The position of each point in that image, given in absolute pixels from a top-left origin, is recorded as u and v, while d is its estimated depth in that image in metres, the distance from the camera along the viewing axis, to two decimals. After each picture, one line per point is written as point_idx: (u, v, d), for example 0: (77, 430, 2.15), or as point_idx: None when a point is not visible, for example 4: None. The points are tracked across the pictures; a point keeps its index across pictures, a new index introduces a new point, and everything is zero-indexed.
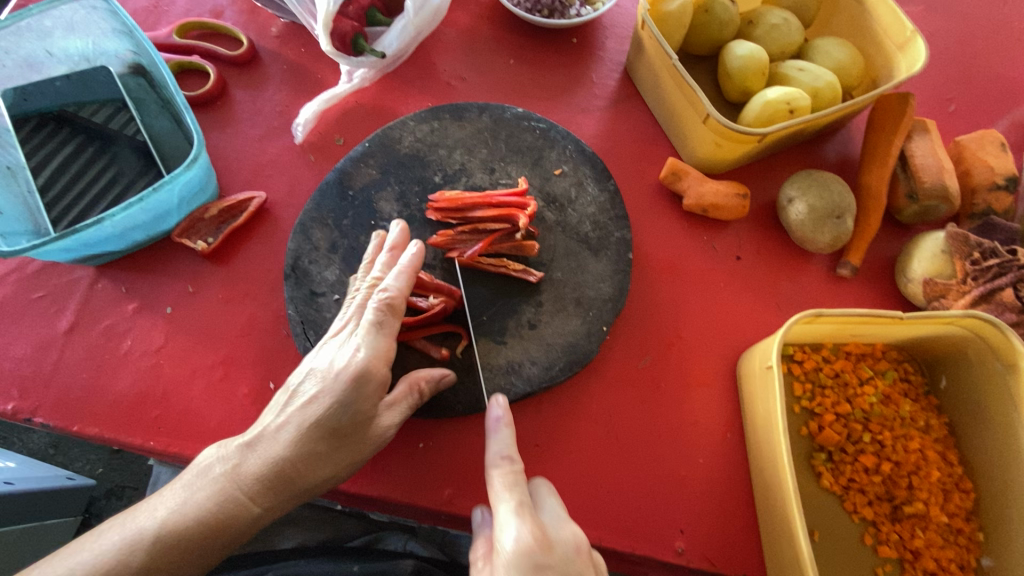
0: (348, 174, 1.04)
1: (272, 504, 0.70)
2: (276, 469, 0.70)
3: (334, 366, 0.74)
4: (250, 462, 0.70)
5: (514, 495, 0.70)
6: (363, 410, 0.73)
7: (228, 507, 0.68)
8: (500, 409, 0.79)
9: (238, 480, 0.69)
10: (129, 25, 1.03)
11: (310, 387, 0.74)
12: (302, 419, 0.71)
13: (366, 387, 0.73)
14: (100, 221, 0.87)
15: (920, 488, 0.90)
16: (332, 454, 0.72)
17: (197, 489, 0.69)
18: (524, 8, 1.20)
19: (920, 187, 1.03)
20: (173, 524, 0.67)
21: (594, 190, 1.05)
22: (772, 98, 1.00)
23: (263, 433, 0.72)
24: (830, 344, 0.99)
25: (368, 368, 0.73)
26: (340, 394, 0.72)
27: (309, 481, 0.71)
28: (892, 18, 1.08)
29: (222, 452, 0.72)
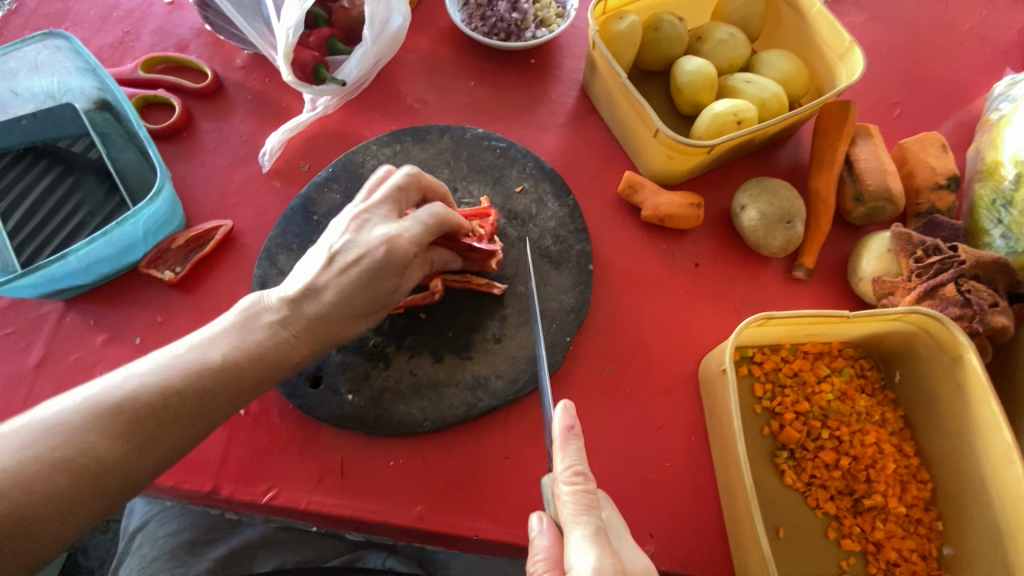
0: (312, 200, 1.06)
1: (313, 350, 0.79)
2: (318, 322, 0.78)
3: (370, 244, 0.80)
4: (300, 310, 0.78)
5: (591, 523, 0.69)
6: (388, 287, 0.81)
7: (269, 348, 0.75)
8: (570, 418, 0.74)
9: (285, 328, 0.77)
10: (92, 63, 1.06)
11: (349, 257, 0.80)
12: (342, 283, 0.79)
13: (396, 263, 0.81)
14: (63, 258, 0.89)
15: (878, 481, 0.93)
16: (362, 316, 0.82)
17: (244, 331, 0.75)
18: (482, 32, 1.24)
19: (866, 189, 1.07)
20: (230, 360, 0.72)
21: (554, 205, 1.09)
22: (720, 111, 1.04)
23: (309, 291, 0.78)
24: (787, 344, 1.02)
25: (399, 255, 0.81)
26: (374, 270, 0.79)
27: (340, 333, 0.80)
28: (831, 30, 1.13)
29: (264, 302, 0.78)
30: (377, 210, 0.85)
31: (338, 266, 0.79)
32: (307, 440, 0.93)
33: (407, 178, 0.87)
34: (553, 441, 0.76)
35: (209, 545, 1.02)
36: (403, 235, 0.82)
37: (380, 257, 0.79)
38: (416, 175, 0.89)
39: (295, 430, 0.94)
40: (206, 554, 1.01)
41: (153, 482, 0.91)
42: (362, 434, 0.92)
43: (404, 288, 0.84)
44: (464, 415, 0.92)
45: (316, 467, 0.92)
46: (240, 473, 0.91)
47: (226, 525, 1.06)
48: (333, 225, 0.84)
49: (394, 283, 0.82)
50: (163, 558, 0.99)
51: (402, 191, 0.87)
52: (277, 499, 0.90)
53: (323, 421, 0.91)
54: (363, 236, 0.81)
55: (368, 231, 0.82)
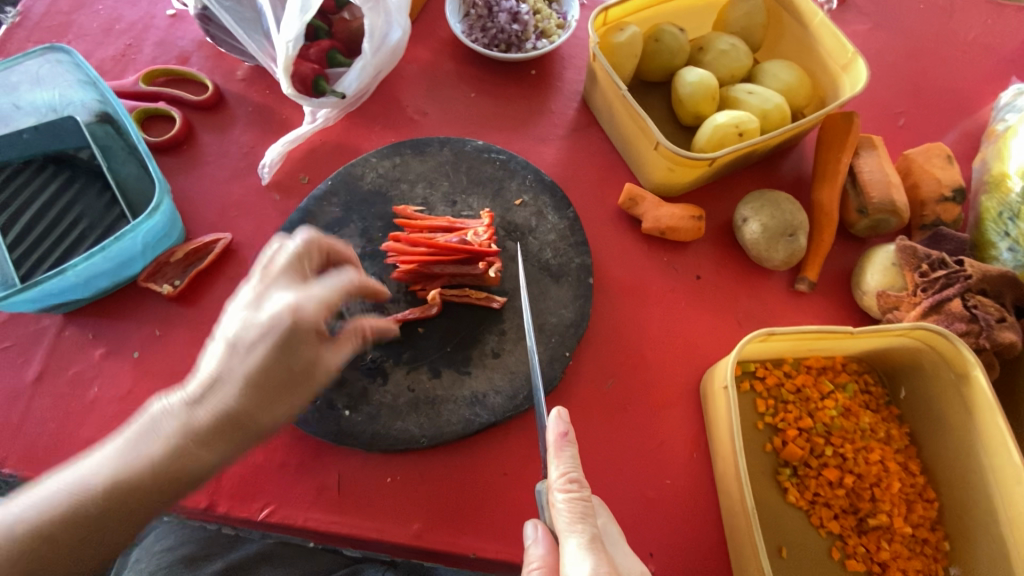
0: (312, 213, 1.06)
1: (223, 450, 0.69)
2: (223, 421, 0.68)
3: (269, 318, 0.68)
4: (198, 414, 0.68)
5: (586, 530, 0.68)
6: (307, 358, 0.70)
7: (165, 462, 0.67)
8: (564, 425, 0.73)
9: (185, 435, 0.68)
10: (93, 76, 1.07)
11: (250, 338, 0.68)
12: (248, 367, 0.68)
13: (306, 333, 0.68)
14: (62, 272, 0.89)
15: (883, 500, 0.91)
16: (283, 396, 0.70)
17: (138, 444, 0.67)
18: (482, 44, 1.24)
19: (870, 202, 1.06)
20: (118, 480, 0.66)
21: (553, 218, 1.08)
22: (721, 123, 1.04)
23: (210, 385, 0.69)
24: (790, 359, 1.00)
25: (309, 329, 0.68)
26: (282, 346, 0.67)
27: (259, 424, 0.70)
28: (834, 41, 1.12)
29: (166, 406, 0.69)
30: (274, 280, 0.72)
31: (240, 351, 0.68)
32: (304, 456, 0.93)
33: (306, 242, 0.75)
34: (546, 447, 0.75)
35: (207, 560, 1.00)
36: (307, 300, 0.68)
37: (286, 329, 0.67)
38: (318, 235, 0.77)
39: (292, 446, 0.93)
40: (205, 568, 0.98)
41: None
42: (360, 449, 0.91)
43: (329, 361, 0.72)
44: (462, 431, 0.91)
45: (313, 483, 0.92)
46: (236, 489, 0.91)
47: (224, 539, 1.05)
48: (230, 305, 0.72)
49: (314, 352, 0.70)
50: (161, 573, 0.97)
51: (303, 256, 0.75)
52: (274, 516, 0.89)
53: (320, 437, 0.90)
54: (258, 313, 0.69)
55: (268, 305, 0.69)
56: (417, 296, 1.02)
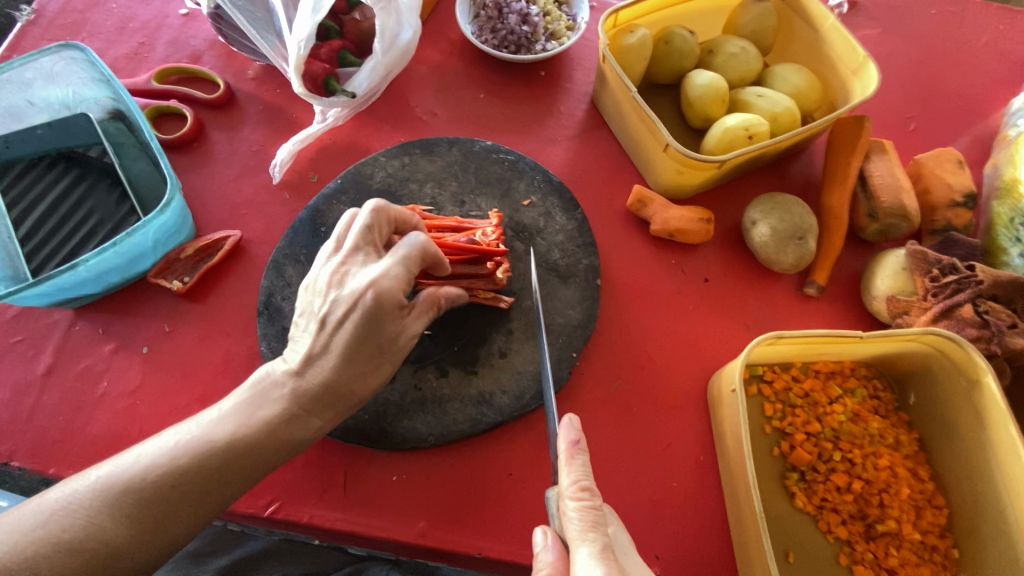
0: (321, 211, 1.06)
1: (325, 419, 0.78)
2: (324, 391, 0.77)
3: (354, 292, 0.75)
4: (304, 382, 0.77)
5: (598, 540, 0.68)
6: (388, 330, 0.76)
7: (276, 424, 0.75)
8: (575, 433, 0.73)
9: (293, 401, 0.76)
10: (106, 74, 1.07)
11: (339, 312, 0.76)
12: (338, 343, 0.76)
13: (389, 306, 0.75)
14: (73, 267, 0.89)
15: (892, 506, 0.90)
16: (373, 365, 0.78)
17: (253, 407, 0.76)
18: (492, 45, 1.25)
19: (880, 206, 1.05)
20: (236, 437, 0.73)
21: (562, 218, 1.08)
22: (731, 125, 1.03)
23: (311, 358, 0.77)
24: (798, 363, 1.00)
25: (391, 300, 0.75)
26: (366, 324, 0.74)
27: (354, 393, 0.78)
28: (845, 44, 1.12)
29: (273, 375, 0.78)
30: (352, 259, 0.79)
31: (331, 328, 0.76)
32: (310, 453, 0.93)
33: (373, 214, 0.81)
34: (557, 455, 0.75)
35: (213, 556, 1.00)
36: (386, 277, 0.75)
37: (370, 306, 0.74)
38: (383, 207, 0.83)
39: None
40: (211, 563, 0.98)
41: None
42: (366, 447, 0.92)
43: (410, 331, 0.79)
44: (468, 430, 0.91)
45: (319, 481, 0.92)
46: None
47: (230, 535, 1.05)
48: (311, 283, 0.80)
49: (396, 324, 0.77)
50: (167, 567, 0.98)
51: (372, 229, 0.81)
52: (280, 512, 0.90)
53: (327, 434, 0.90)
54: (345, 287, 0.77)
55: (351, 281, 0.77)
56: None
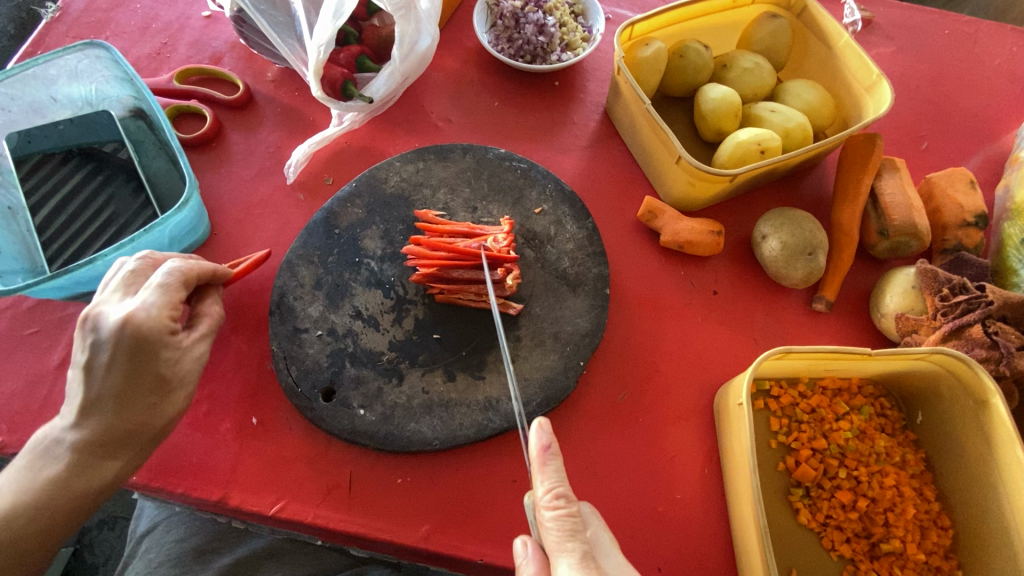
0: (335, 214, 1.07)
1: (126, 458, 0.77)
2: (110, 435, 0.75)
3: (110, 327, 0.72)
4: (83, 431, 0.75)
5: (578, 547, 0.69)
6: (160, 358, 0.75)
7: (80, 474, 0.75)
8: (546, 438, 0.73)
9: (75, 453, 0.75)
10: (130, 74, 1.10)
11: (100, 352, 0.72)
12: (104, 387, 0.74)
13: (155, 335, 0.74)
14: (94, 262, 0.90)
15: (897, 525, 0.90)
16: (156, 400, 0.77)
17: (36, 468, 0.75)
18: (508, 54, 1.26)
19: (891, 224, 1.05)
20: (32, 497, 0.73)
21: (572, 227, 1.09)
22: (743, 140, 1.04)
23: (82, 408, 0.74)
24: (805, 379, 1.00)
25: (154, 330, 0.73)
26: (132, 354, 0.73)
27: (153, 426, 0.77)
28: (859, 63, 1.13)
29: (53, 432, 0.76)
30: (110, 300, 0.76)
31: (92, 372, 0.74)
32: (317, 453, 0.93)
33: (139, 262, 0.81)
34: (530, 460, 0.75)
35: (215, 555, 1.03)
36: (146, 305, 0.74)
37: (130, 337, 0.72)
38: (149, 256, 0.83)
39: (304, 443, 0.94)
40: (213, 563, 1.02)
41: (163, 487, 0.91)
42: (373, 449, 0.92)
43: (190, 356, 0.80)
44: (474, 435, 0.92)
45: (325, 481, 0.92)
46: (249, 484, 0.92)
47: (233, 533, 1.07)
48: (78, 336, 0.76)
49: (168, 353, 0.76)
50: (170, 565, 1.01)
51: (139, 276, 0.80)
52: (284, 511, 0.90)
53: (334, 435, 0.91)
54: (104, 322, 0.73)
55: (105, 318, 0.73)
56: (435, 299, 1.02)
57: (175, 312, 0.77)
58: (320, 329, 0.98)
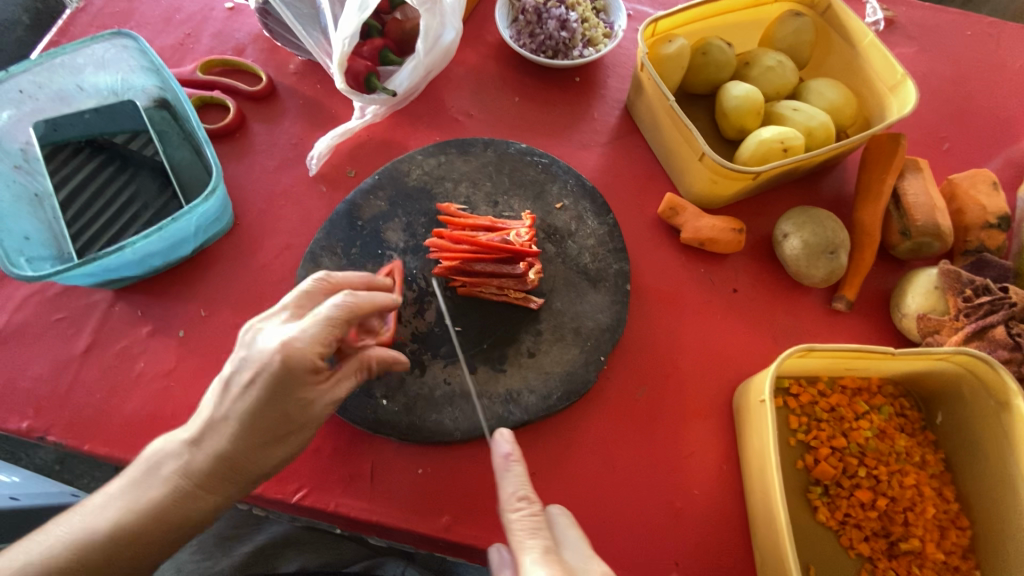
0: (357, 206, 1.08)
1: (226, 493, 0.75)
2: (225, 461, 0.74)
3: (265, 353, 0.72)
4: (198, 456, 0.74)
5: (540, 539, 0.72)
6: (294, 397, 0.73)
7: (186, 499, 0.73)
8: (507, 445, 0.80)
9: (188, 475, 0.73)
10: (157, 63, 1.12)
11: (244, 376, 0.73)
12: (235, 411, 0.73)
13: (299, 370, 0.72)
14: (121, 249, 0.92)
15: (916, 525, 0.90)
16: (272, 442, 0.75)
17: (141, 487, 0.73)
18: (530, 49, 1.26)
19: (913, 224, 1.05)
20: (135, 512, 0.71)
21: (593, 223, 1.09)
22: (766, 138, 1.04)
23: (207, 427, 0.74)
24: (825, 378, 1.00)
25: (300, 365, 0.72)
26: (274, 386, 0.72)
27: (257, 467, 0.76)
28: (884, 62, 1.12)
29: (168, 448, 0.75)
30: (275, 317, 0.78)
31: (233, 394, 0.74)
32: (339, 442, 0.94)
33: (314, 284, 0.82)
34: None
35: (237, 541, 1.05)
36: (299, 337, 0.72)
37: (277, 366, 0.71)
38: (325, 277, 0.83)
39: (325, 433, 0.95)
40: (234, 550, 1.03)
41: None
42: (394, 439, 0.93)
43: (328, 399, 0.77)
44: (495, 427, 0.92)
45: (346, 470, 0.93)
46: None
47: (253, 519, 1.09)
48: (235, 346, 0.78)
49: (307, 392, 0.74)
50: (193, 550, 1.03)
51: (309, 298, 0.81)
52: (307, 499, 0.91)
53: (357, 425, 0.92)
54: (259, 345, 0.74)
55: (261, 340, 0.74)
56: (456, 292, 1.03)
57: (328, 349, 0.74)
58: None
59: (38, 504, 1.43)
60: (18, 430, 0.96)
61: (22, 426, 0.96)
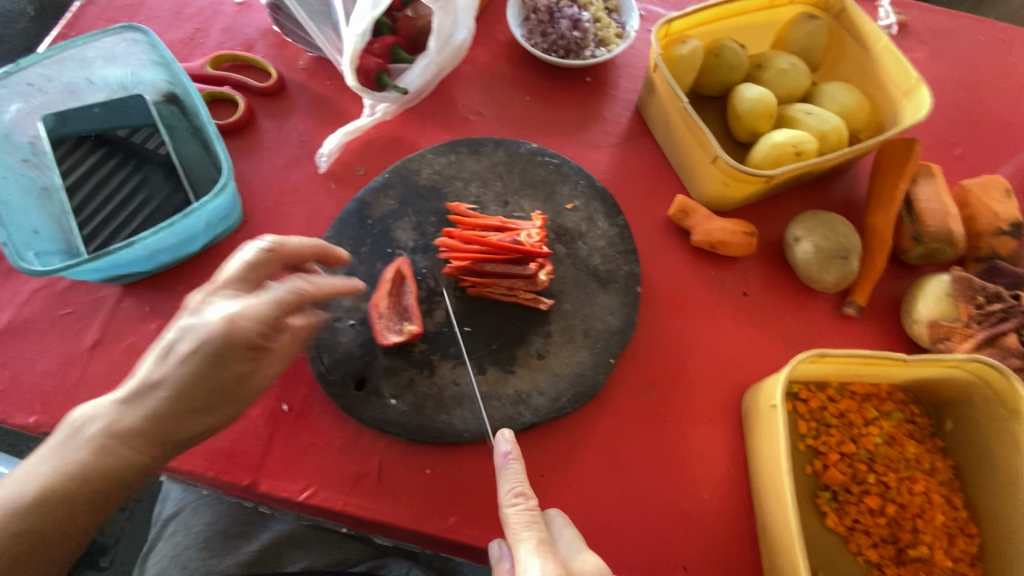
0: (368, 204, 1.08)
1: (159, 454, 0.71)
2: (155, 425, 0.70)
3: (210, 325, 0.71)
4: (129, 415, 0.70)
5: (536, 533, 0.74)
6: (237, 369, 0.73)
7: (113, 462, 0.68)
8: (507, 444, 0.80)
9: (114, 436, 0.68)
10: (167, 56, 1.12)
11: (183, 345, 0.71)
12: (171, 376, 0.70)
13: (238, 345, 0.72)
14: (131, 245, 0.91)
15: (925, 532, 0.90)
16: (206, 408, 0.73)
17: (62, 451, 0.67)
18: (541, 49, 1.26)
19: (926, 230, 1.05)
20: (56, 479, 0.66)
21: (604, 224, 1.08)
22: (779, 141, 1.04)
23: (141, 387, 0.70)
24: (834, 383, 1.00)
25: (241, 339, 0.72)
26: (214, 357, 0.71)
27: (192, 432, 0.73)
28: (898, 67, 1.12)
29: (96, 409, 0.70)
30: (220, 288, 0.76)
31: (173, 359, 0.71)
32: (347, 441, 0.94)
33: (262, 254, 0.79)
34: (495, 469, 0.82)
35: (242, 539, 1.05)
36: (245, 313, 0.73)
37: (217, 340, 0.71)
38: (275, 247, 0.80)
39: (334, 431, 0.95)
40: (239, 548, 1.03)
41: (194, 471, 0.92)
42: (403, 439, 0.93)
43: (264, 371, 0.78)
44: (504, 429, 0.92)
45: (355, 470, 0.93)
46: (278, 470, 0.92)
47: (257, 517, 1.08)
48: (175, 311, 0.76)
49: (247, 364, 0.74)
50: (198, 547, 1.03)
51: (256, 267, 0.78)
52: (314, 498, 0.91)
53: (366, 424, 0.92)
54: (204, 317, 0.73)
55: (207, 312, 0.73)
56: (466, 292, 1.02)
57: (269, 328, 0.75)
58: (353, 319, 0.99)
59: None
60: (25, 426, 0.95)
61: (29, 422, 0.95)
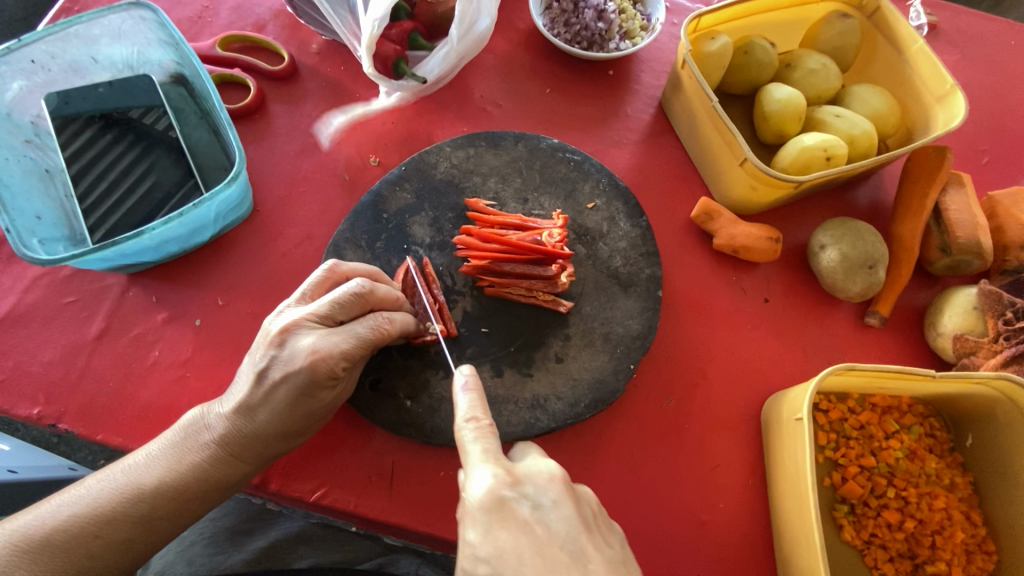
0: (383, 197, 1.04)
1: (253, 464, 0.80)
2: (253, 441, 0.78)
3: (297, 361, 0.76)
4: (230, 429, 0.78)
5: (484, 444, 0.68)
6: (317, 401, 0.79)
7: (218, 468, 0.78)
8: (463, 372, 0.75)
9: (221, 445, 0.78)
10: (176, 37, 1.05)
11: (277, 373, 0.77)
12: (270, 401, 0.78)
13: (322, 379, 0.77)
14: (140, 234, 0.88)
15: (943, 548, 0.89)
16: (292, 433, 0.81)
17: (179, 451, 0.77)
18: (564, 39, 1.22)
19: (954, 241, 1.02)
20: (165, 480, 0.75)
21: (626, 225, 1.05)
22: (809, 145, 1.00)
23: (241, 407, 0.78)
24: (856, 395, 0.97)
25: (328, 375, 0.77)
26: (302, 389, 0.77)
27: (278, 449, 0.81)
28: (933, 71, 1.08)
29: (206, 417, 0.80)
30: (305, 320, 0.79)
31: (267, 385, 0.77)
32: (359, 441, 0.92)
33: (351, 291, 0.81)
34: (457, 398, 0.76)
35: (249, 536, 1.05)
36: (334, 351, 0.77)
37: (304, 374, 0.76)
38: (365, 288, 0.83)
39: (346, 430, 0.93)
40: (245, 544, 1.03)
41: None
42: (417, 441, 0.91)
43: (339, 398, 0.83)
44: (522, 433, 0.90)
45: (367, 471, 0.91)
46: (290, 469, 0.90)
47: (265, 516, 1.10)
48: (264, 333, 0.81)
49: (329, 395, 0.80)
50: (204, 543, 1.03)
51: (344, 307, 0.81)
52: (326, 499, 0.89)
53: (379, 426, 0.89)
54: (292, 350, 0.77)
55: (295, 345, 0.77)
56: (483, 292, 1.00)
57: (351, 365, 0.80)
58: None
59: (37, 477, 1.41)
60: (29, 417, 0.93)
61: (32, 413, 0.93)
